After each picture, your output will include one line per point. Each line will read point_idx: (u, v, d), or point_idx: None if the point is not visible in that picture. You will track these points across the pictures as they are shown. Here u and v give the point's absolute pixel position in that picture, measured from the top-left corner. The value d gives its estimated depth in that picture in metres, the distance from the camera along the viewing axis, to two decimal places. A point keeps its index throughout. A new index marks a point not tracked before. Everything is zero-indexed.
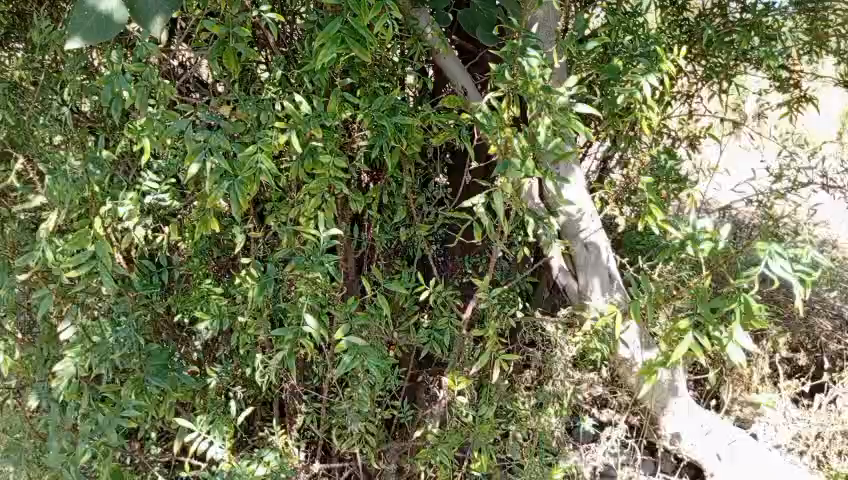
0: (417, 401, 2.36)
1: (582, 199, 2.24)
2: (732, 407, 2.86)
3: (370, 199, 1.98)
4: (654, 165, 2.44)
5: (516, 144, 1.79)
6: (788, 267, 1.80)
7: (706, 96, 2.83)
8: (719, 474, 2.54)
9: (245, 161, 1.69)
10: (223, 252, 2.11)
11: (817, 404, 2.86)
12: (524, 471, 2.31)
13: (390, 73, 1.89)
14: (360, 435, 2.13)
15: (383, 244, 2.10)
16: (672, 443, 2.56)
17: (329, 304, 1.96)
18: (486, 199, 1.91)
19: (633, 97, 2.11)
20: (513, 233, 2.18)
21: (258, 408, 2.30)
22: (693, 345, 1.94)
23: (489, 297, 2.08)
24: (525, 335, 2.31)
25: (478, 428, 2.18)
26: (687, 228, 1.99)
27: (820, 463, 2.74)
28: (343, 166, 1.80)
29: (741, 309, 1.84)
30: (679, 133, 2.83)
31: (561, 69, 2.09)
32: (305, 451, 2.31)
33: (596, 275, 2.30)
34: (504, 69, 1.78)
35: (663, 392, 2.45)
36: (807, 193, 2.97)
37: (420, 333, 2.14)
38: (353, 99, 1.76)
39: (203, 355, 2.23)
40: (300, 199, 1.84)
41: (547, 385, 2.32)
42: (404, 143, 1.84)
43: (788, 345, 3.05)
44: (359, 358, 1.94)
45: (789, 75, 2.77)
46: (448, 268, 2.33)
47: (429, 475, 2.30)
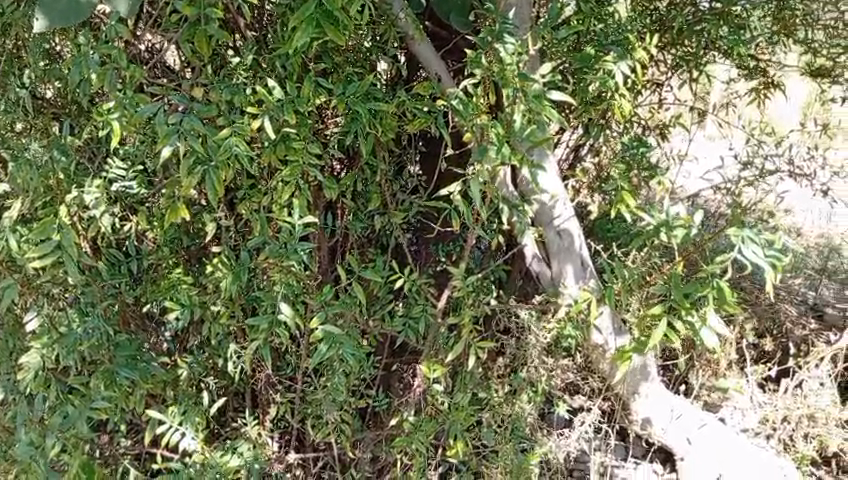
0: (390, 390, 2.34)
1: (555, 186, 2.23)
2: (698, 393, 2.90)
3: (344, 187, 1.95)
4: (626, 151, 2.45)
5: (491, 131, 1.77)
6: (760, 252, 1.82)
7: (676, 84, 2.84)
8: (688, 457, 2.59)
9: (217, 146, 1.65)
10: (193, 241, 2.05)
11: (782, 388, 2.93)
12: (500, 458, 2.32)
13: (363, 58, 1.86)
14: (335, 424, 2.11)
15: (356, 232, 2.09)
16: (643, 428, 2.58)
17: (303, 293, 1.93)
18: (462, 187, 1.90)
19: (606, 85, 2.12)
20: (489, 220, 2.18)
21: (230, 399, 2.26)
22: (668, 330, 1.94)
23: (464, 284, 2.08)
24: (499, 321, 2.31)
25: (453, 415, 2.18)
26: (661, 216, 1.98)
27: (787, 446, 2.80)
28: (318, 152, 1.78)
29: (715, 294, 1.86)
30: (649, 121, 2.84)
31: (535, 58, 2.01)
32: (278, 441, 2.28)
33: (569, 262, 2.29)
34: (480, 55, 1.76)
35: (635, 375, 2.46)
36: (774, 181, 3.02)
37: (395, 321, 2.13)
38: (328, 84, 1.73)
39: (173, 345, 2.18)
40: (272, 186, 1.80)
41: (522, 371, 2.32)
42: (378, 130, 1.82)
43: (754, 331, 3.08)
44: (335, 348, 1.91)
45: (756, 63, 2.78)
46: (422, 255, 2.31)
47: (405, 464, 2.28)
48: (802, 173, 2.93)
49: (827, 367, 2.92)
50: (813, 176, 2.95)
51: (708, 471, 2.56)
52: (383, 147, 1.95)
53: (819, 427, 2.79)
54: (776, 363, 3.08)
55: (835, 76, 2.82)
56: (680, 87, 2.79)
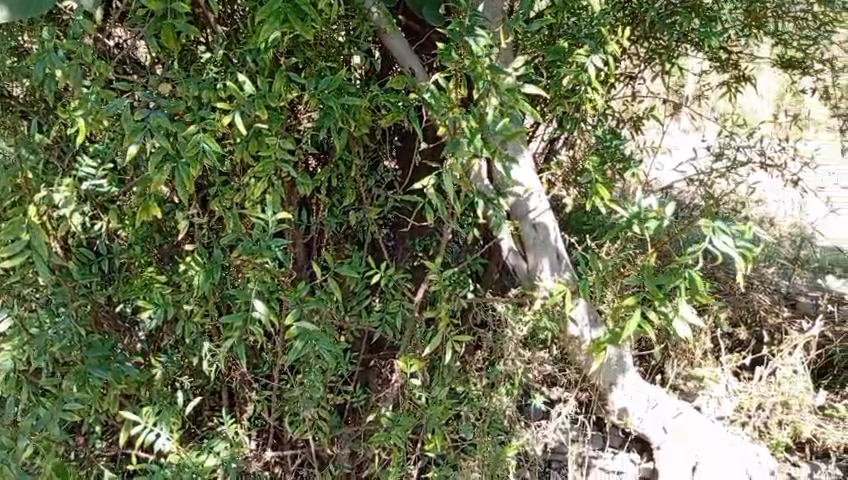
0: (369, 386, 2.35)
1: (530, 179, 2.25)
2: (675, 383, 2.94)
3: (319, 182, 1.94)
4: (600, 143, 2.48)
5: (464, 124, 1.76)
6: (730, 242, 1.84)
7: (648, 76, 2.86)
8: (664, 445, 2.62)
9: (187, 142, 1.63)
10: (166, 239, 2.04)
11: (757, 376, 2.95)
12: (479, 451, 2.32)
13: (335, 53, 1.84)
14: (313, 421, 2.11)
15: (332, 228, 2.08)
16: (620, 418, 2.60)
17: (278, 290, 1.91)
18: (436, 180, 1.89)
19: (578, 79, 2.13)
20: (465, 214, 2.18)
21: (207, 397, 2.25)
22: (641, 320, 1.96)
23: (440, 278, 2.07)
24: (476, 314, 2.33)
25: (431, 409, 2.18)
26: (634, 207, 1.99)
27: (761, 433, 2.83)
28: (291, 148, 1.76)
29: (687, 284, 1.87)
30: (622, 114, 2.86)
31: (507, 50, 2.05)
32: (256, 439, 2.27)
33: (545, 255, 2.29)
34: (451, 48, 1.75)
35: (612, 367, 2.47)
36: (746, 172, 3.05)
37: (372, 316, 2.11)
38: (300, 79, 1.71)
39: (147, 345, 2.16)
40: (245, 182, 1.79)
41: (499, 364, 2.33)
42: (352, 124, 1.80)
43: (728, 320, 3.12)
44: (310, 344, 1.90)
45: (727, 56, 2.83)
46: (399, 250, 2.32)
47: (383, 459, 2.28)
48: (774, 164, 2.94)
49: (800, 354, 2.97)
50: (784, 167, 2.95)
51: (684, 457, 2.58)
52: (357, 142, 1.94)
53: (792, 413, 2.83)
54: (750, 351, 3.12)
55: (805, 68, 2.82)
56: (652, 80, 2.81)
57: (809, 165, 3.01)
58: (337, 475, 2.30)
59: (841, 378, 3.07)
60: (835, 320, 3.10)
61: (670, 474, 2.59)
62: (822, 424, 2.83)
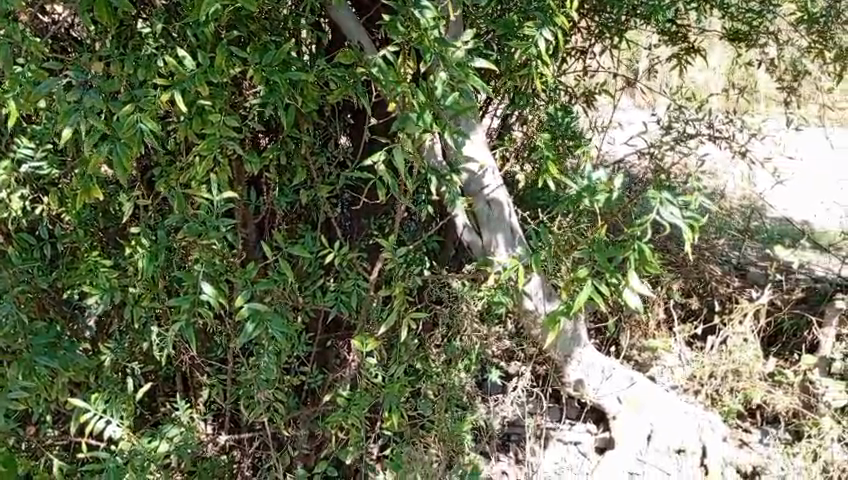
0: (326, 366, 2.33)
1: (484, 156, 2.26)
2: (629, 354, 3.03)
3: (266, 160, 1.90)
4: (551, 121, 2.46)
5: (411, 98, 1.74)
6: (677, 213, 1.86)
7: (598, 51, 2.88)
8: (620, 416, 2.67)
9: (124, 120, 1.57)
10: (111, 222, 2.00)
11: (709, 346, 3.02)
12: (436, 427, 2.33)
13: (282, 27, 1.81)
14: (267, 404, 2.08)
15: (283, 208, 2.04)
16: (576, 389, 2.65)
17: (227, 272, 1.87)
18: (387, 156, 1.86)
19: (530, 52, 2.07)
20: (418, 190, 2.17)
21: (160, 383, 2.25)
22: (593, 293, 1.96)
23: (394, 255, 2.02)
24: (432, 292, 2.30)
25: (388, 388, 2.13)
26: (584, 181, 2.02)
27: (714, 400, 2.90)
28: (235, 125, 1.72)
29: (635, 255, 1.89)
30: (575, 89, 2.88)
31: (456, 23, 2.04)
32: (211, 423, 2.26)
33: (499, 231, 2.32)
34: (398, 20, 1.72)
35: (567, 340, 2.52)
36: (696, 144, 3.09)
37: (327, 297, 2.07)
38: (242, 54, 1.66)
39: (95, 333, 2.13)
40: (190, 161, 1.74)
41: (457, 341, 2.37)
42: (299, 100, 1.77)
43: (680, 291, 3.19)
44: (262, 326, 1.84)
45: (677, 29, 2.86)
46: (354, 229, 2.30)
47: (341, 439, 2.27)
48: (722, 136, 3.01)
49: (750, 323, 3.01)
50: (732, 139, 3.01)
51: (639, 424, 2.63)
52: (305, 119, 1.90)
53: (743, 380, 2.89)
54: (703, 320, 3.19)
55: (752, 41, 2.84)
56: (603, 54, 2.83)
57: (756, 136, 3.05)
58: (296, 456, 2.29)
59: (791, 346, 3.10)
60: (783, 289, 3.17)
61: (628, 442, 2.61)
62: (772, 390, 2.88)
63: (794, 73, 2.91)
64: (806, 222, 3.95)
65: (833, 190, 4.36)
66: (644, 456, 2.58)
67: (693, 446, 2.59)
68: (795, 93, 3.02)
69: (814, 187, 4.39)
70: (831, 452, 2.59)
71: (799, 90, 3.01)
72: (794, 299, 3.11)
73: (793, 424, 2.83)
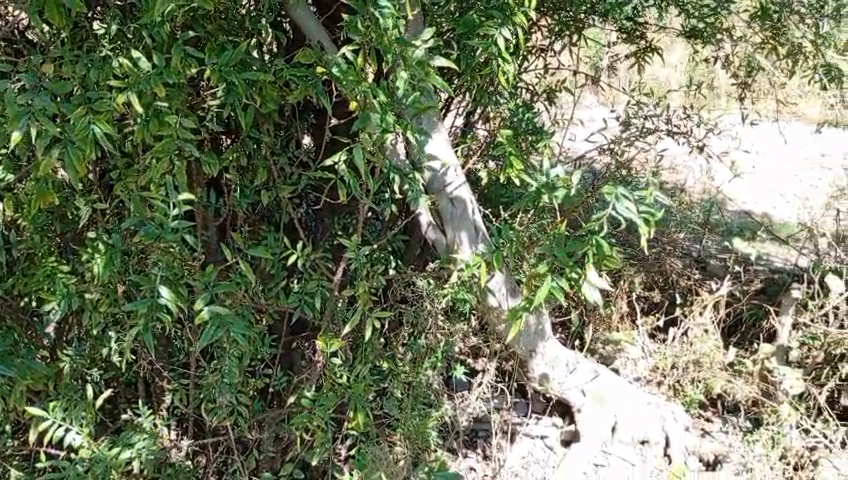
0: (292, 367, 2.33)
1: (446, 154, 2.24)
2: (593, 346, 3.06)
3: (226, 162, 1.88)
4: (513, 117, 2.53)
5: (372, 98, 1.73)
6: (633, 209, 1.89)
7: (558, 49, 2.92)
8: (584, 409, 2.69)
9: (76, 123, 1.56)
10: (69, 227, 1.96)
11: (671, 337, 3.09)
12: (402, 425, 2.33)
13: (239, 26, 1.79)
14: (230, 407, 2.06)
15: (243, 210, 2.02)
16: (541, 384, 2.66)
17: (186, 275, 1.84)
18: (348, 156, 1.85)
19: (490, 51, 2.07)
20: (381, 189, 2.16)
21: (122, 389, 2.24)
22: (554, 288, 1.98)
23: (357, 255, 2.01)
24: (397, 291, 2.30)
25: (353, 388, 2.12)
26: (543, 178, 2.05)
27: (676, 391, 2.97)
28: (193, 127, 1.70)
29: (594, 250, 1.92)
30: (536, 86, 2.90)
31: (416, 22, 2.04)
32: (175, 428, 2.25)
33: (463, 229, 2.32)
34: (357, 19, 1.69)
35: (531, 335, 2.53)
36: (655, 140, 3.15)
37: (290, 298, 2.06)
38: (198, 54, 1.64)
39: (54, 340, 2.11)
40: (147, 163, 1.71)
41: (422, 339, 2.37)
42: (258, 101, 1.76)
43: (643, 285, 3.25)
44: (223, 328, 1.81)
45: (635, 27, 2.91)
46: (319, 230, 2.29)
47: (307, 441, 2.26)
48: (680, 132, 3.06)
49: (709, 314, 3.07)
50: (690, 134, 3.06)
51: (604, 416, 2.66)
52: (266, 119, 1.89)
53: (704, 371, 2.95)
54: (664, 312, 3.26)
55: (708, 38, 2.89)
56: (562, 52, 2.86)
57: (713, 131, 3.11)
58: (261, 459, 2.27)
59: (751, 335, 3.16)
60: (742, 280, 3.23)
61: (593, 434, 2.64)
62: (732, 379, 2.93)
63: (748, 69, 2.96)
64: (766, 214, 4.03)
65: (788, 183, 4.47)
66: (608, 447, 2.63)
67: (657, 437, 2.68)
68: (749, 88, 3.07)
69: (770, 180, 4.50)
70: (789, 438, 2.67)
71: (752, 85, 3.07)
72: (753, 290, 3.17)
73: (753, 411, 2.91)
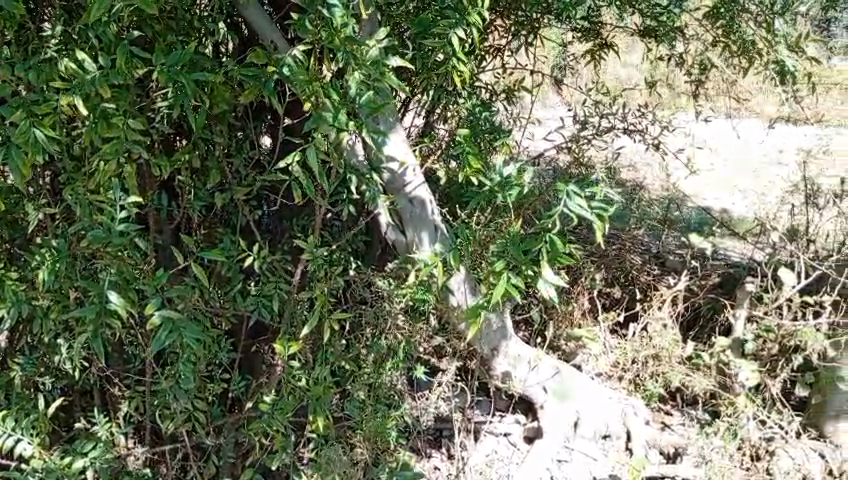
0: (254, 371, 2.31)
1: (405, 154, 2.24)
2: (555, 343, 3.08)
3: (177, 163, 1.85)
4: (470, 116, 2.50)
5: (325, 98, 1.71)
6: (585, 204, 1.92)
7: (516, 48, 2.94)
8: (546, 405, 2.71)
9: (16, 128, 1.52)
10: (18, 233, 1.94)
11: (631, 332, 3.11)
12: (362, 427, 2.32)
13: (189, 26, 1.77)
14: (186, 413, 2.03)
15: (197, 212, 1.99)
16: (503, 382, 2.67)
17: (136, 280, 1.79)
18: (302, 156, 1.83)
19: (445, 52, 2.07)
20: (338, 189, 2.15)
21: (77, 398, 2.20)
22: (511, 286, 1.99)
23: (314, 256, 1.99)
24: (356, 292, 2.30)
25: (311, 391, 2.11)
26: (496, 177, 2.16)
27: (636, 385, 3.02)
28: (142, 129, 1.66)
29: (548, 247, 1.95)
30: (495, 85, 2.92)
31: (371, 22, 2.03)
32: (132, 436, 2.21)
33: (424, 229, 2.31)
34: (305, 19, 1.69)
35: (492, 333, 2.53)
36: (611, 138, 3.20)
37: (247, 301, 2.04)
38: (144, 54, 1.61)
39: (5, 348, 2.09)
40: (94, 167, 1.68)
41: (382, 339, 2.34)
42: (208, 102, 1.73)
43: (603, 281, 3.29)
44: (175, 333, 1.78)
45: (591, 26, 2.96)
46: (277, 232, 2.27)
47: (267, 445, 2.24)
48: (636, 129, 3.11)
49: (668, 309, 3.12)
50: (645, 131, 3.11)
51: (566, 413, 2.68)
52: (218, 120, 1.87)
53: (663, 365, 3.00)
54: (625, 307, 3.30)
55: (661, 36, 2.90)
56: (519, 51, 2.88)
57: (668, 129, 3.15)
58: (221, 465, 2.24)
59: (708, 328, 3.21)
60: (700, 275, 3.25)
61: (555, 430, 2.66)
62: (690, 373, 2.98)
63: (702, 67, 3.00)
64: (725, 210, 4.11)
65: (743, 179, 4.58)
66: (571, 442, 2.66)
67: (618, 431, 2.73)
68: (703, 85, 3.12)
69: (725, 177, 4.62)
70: (746, 429, 2.70)
71: (706, 82, 3.12)
72: (710, 284, 3.22)
73: (711, 403, 2.97)
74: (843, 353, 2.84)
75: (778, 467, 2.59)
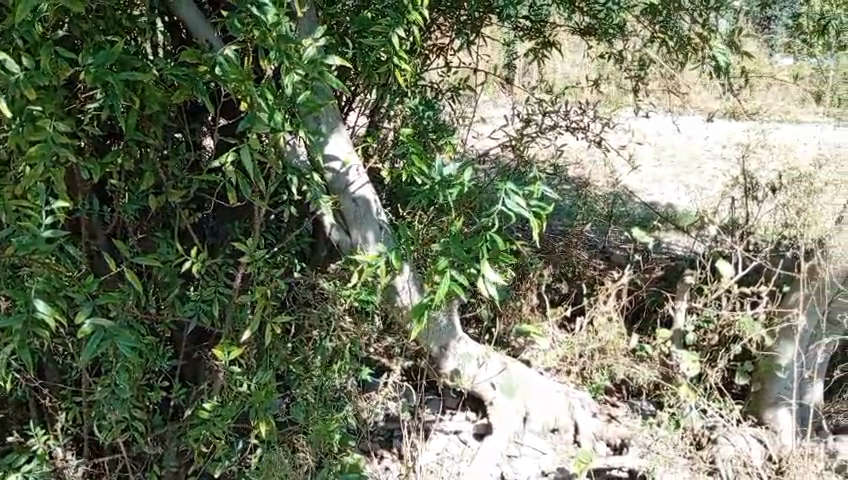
0: (197, 379, 2.26)
1: (347, 153, 2.21)
2: (505, 339, 3.11)
3: (108, 167, 1.80)
4: (414, 115, 2.52)
5: (260, 98, 1.66)
6: (523, 202, 1.96)
7: (458, 46, 2.94)
8: (496, 400, 2.71)
9: None
10: None
11: (578, 326, 3.15)
12: (307, 433, 2.29)
13: (118, 25, 1.72)
14: (124, 423, 1.99)
15: (131, 216, 1.94)
16: (452, 380, 2.63)
17: (66, 286, 1.73)
18: (236, 157, 1.79)
19: (385, 51, 2.05)
20: (279, 191, 2.12)
21: (12, 411, 2.14)
22: (453, 284, 2.00)
23: (254, 259, 1.94)
24: (300, 294, 2.28)
25: (253, 396, 2.08)
26: (437, 176, 2.16)
27: (583, 379, 3.07)
28: (69, 131, 1.61)
29: (488, 245, 1.97)
30: (440, 84, 2.92)
31: (310, 20, 1.99)
32: (70, 448, 2.16)
33: (369, 229, 2.27)
34: (235, 17, 1.65)
35: (440, 331, 2.52)
36: (554, 135, 3.23)
37: (186, 307, 2.00)
38: (69, 54, 1.56)
39: None
40: (21, 172, 1.63)
41: (327, 341, 2.32)
42: (138, 103, 1.68)
43: (550, 277, 3.33)
44: (109, 340, 1.74)
45: (533, 25, 2.98)
46: (217, 235, 2.24)
47: (210, 453, 2.21)
48: (578, 127, 3.16)
49: (614, 302, 3.15)
50: (586, 129, 3.15)
51: (516, 408, 2.71)
52: (150, 121, 1.82)
53: (608, 358, 3.03)
54: (571, 302, 3.34)
55: (600, 34, 2.95)
56: (462, 50, 2.89)
57: (609, 125, 3.20)
58: (163, 475, 2.20)
59: (651, 320, 3.27)
60: (643, 268, 3.33)
61: (505, 425, 2.67)
62: (635, 365, 3.03)
63: (641, 64, 3.06)
64: (670, 204, 4.20)
65: (687, 174, 4.70)
66: (521, 437, 2.69)
67: (566, 424, 2.77)
68: (642, 82, 3.18)
69: (669, 174, 4.73)
70: (688, 419, 2.77)
71: (645, 79, 3.18)
72: (652, 278, 3.29)
73: (654, 394, 3.03)
74: (781, 341, 2.84)
75: (719, 455, 2.61)
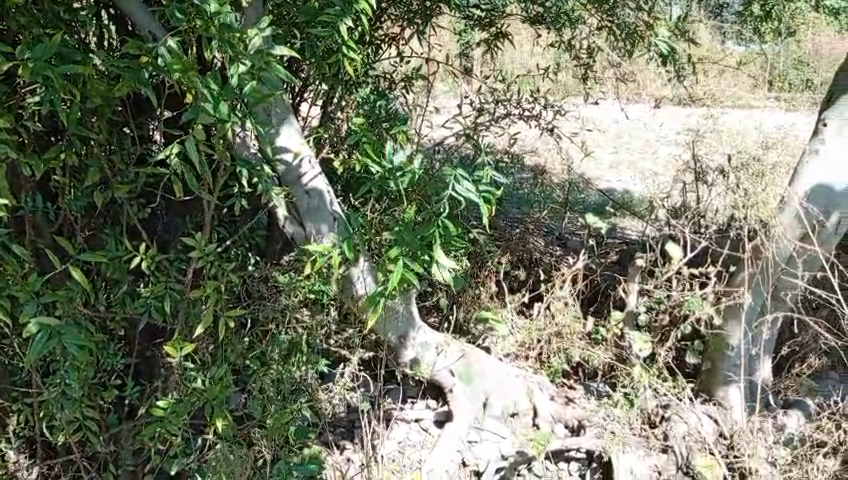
0: (151, 376, 2.23)
1: (299, 144, 2.18)
2: (464, 327, 3.13)
3: (51, 163, 1.76)
4: (366, 105, 2.52)
5: (204, 89, 1.64)
6: (472, 188, 1.98)
7: (410, 36, 2.93)
8: (456, 388, 2.75)
9: None
10: None
11: (536, 312, 3.19)
12: (264, 427, 2.28)
13: (57, 18, 1.68)
14: (76, 423, 1.96)
15: (77, 213, 1.91)
16: (412, 369, 2.68)
17: (9, 286, 1.69)
18: (182, 149, 1.77)
19: (332, 40, 2.03)
20: (228, 183, 2.11)
21: None
22: (406, 271, 2.01)
23: (204, 253, 1.92)
24: (253, 288, 2.31)
25: (207, 391, 2.06)
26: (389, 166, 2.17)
27: (541, 363, 3.11)
28: (8, 127, 1.57)
29: (440, 232, 2.00)
30: (393, 75, 2.91)
31: (255, 10, 1.97)
32: (23, 451, 2.13)
33: (323, 220, 2.25)
34: (177, 7, 1.63)
35: (397, 320, 2.52)
36: (508, 124, 3.25)
37: (136, 303, 1.98)
38: (5, 48, 1.52)
39: None
40: None
41: (283, 334, 2.34)
42: (79, 98, 1.65)
43: (508, 264, 3.36)
44: (55, 339, 1.71)
45: (483, 17, 3.01)
46: (168, 230, 2.21)
47: (166, 450, 2.19)
48: (530, 115, 3.18)
49: (569, 288, 3.20)
50: (539, 117, 3.18)
51: (475, 394, 2.75)
52: (94, 115, 1.78)
53: (565, 342, 3.08)
54: (529, 288, 3.38)
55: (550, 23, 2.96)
56: (414, 40, 2.88)
57: (562, 113, 3.23)
58: (119, 474, 2.18)
59: (606, 304, 3.33)
60: (598, 253, 3.39)
61: (465, 411, 2.70)
62: (590, 348, 3.08)
63: (590, 52, 3.08)
64: (625, 191, 4.26)
65: (642, 161, 4.77)
66: (481, 423, 2.73)
67: (525, 408, 2.80)
68: (591, 70, 3.20)
69: (625, 161, 4.79)
70: (643, 399, 2.82)
71: (594, 66, 3.20)
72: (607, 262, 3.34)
73: (610, 376, 3.09)
74: (728, 320, 2.88)
75: (674, 432, 2.68)
